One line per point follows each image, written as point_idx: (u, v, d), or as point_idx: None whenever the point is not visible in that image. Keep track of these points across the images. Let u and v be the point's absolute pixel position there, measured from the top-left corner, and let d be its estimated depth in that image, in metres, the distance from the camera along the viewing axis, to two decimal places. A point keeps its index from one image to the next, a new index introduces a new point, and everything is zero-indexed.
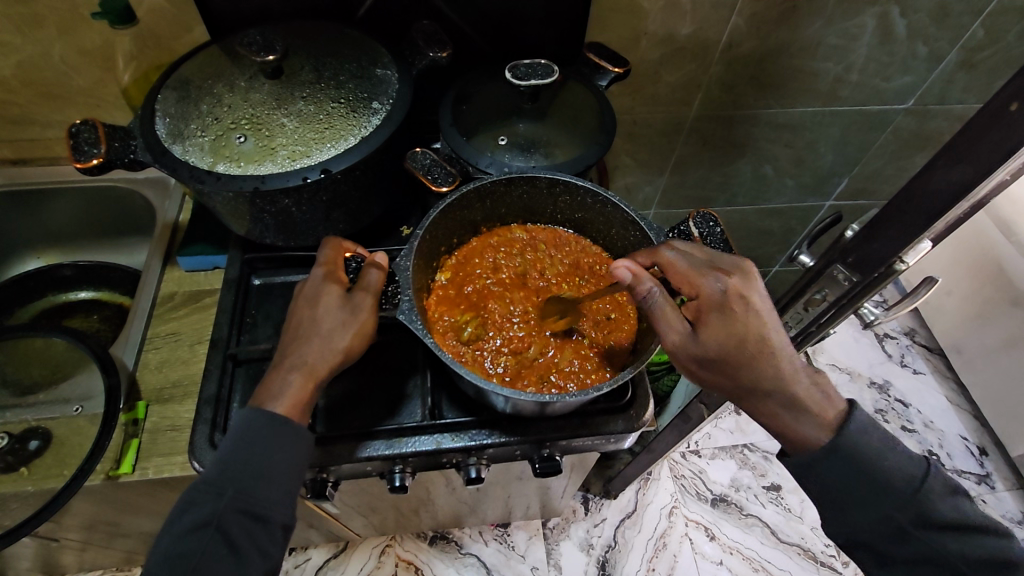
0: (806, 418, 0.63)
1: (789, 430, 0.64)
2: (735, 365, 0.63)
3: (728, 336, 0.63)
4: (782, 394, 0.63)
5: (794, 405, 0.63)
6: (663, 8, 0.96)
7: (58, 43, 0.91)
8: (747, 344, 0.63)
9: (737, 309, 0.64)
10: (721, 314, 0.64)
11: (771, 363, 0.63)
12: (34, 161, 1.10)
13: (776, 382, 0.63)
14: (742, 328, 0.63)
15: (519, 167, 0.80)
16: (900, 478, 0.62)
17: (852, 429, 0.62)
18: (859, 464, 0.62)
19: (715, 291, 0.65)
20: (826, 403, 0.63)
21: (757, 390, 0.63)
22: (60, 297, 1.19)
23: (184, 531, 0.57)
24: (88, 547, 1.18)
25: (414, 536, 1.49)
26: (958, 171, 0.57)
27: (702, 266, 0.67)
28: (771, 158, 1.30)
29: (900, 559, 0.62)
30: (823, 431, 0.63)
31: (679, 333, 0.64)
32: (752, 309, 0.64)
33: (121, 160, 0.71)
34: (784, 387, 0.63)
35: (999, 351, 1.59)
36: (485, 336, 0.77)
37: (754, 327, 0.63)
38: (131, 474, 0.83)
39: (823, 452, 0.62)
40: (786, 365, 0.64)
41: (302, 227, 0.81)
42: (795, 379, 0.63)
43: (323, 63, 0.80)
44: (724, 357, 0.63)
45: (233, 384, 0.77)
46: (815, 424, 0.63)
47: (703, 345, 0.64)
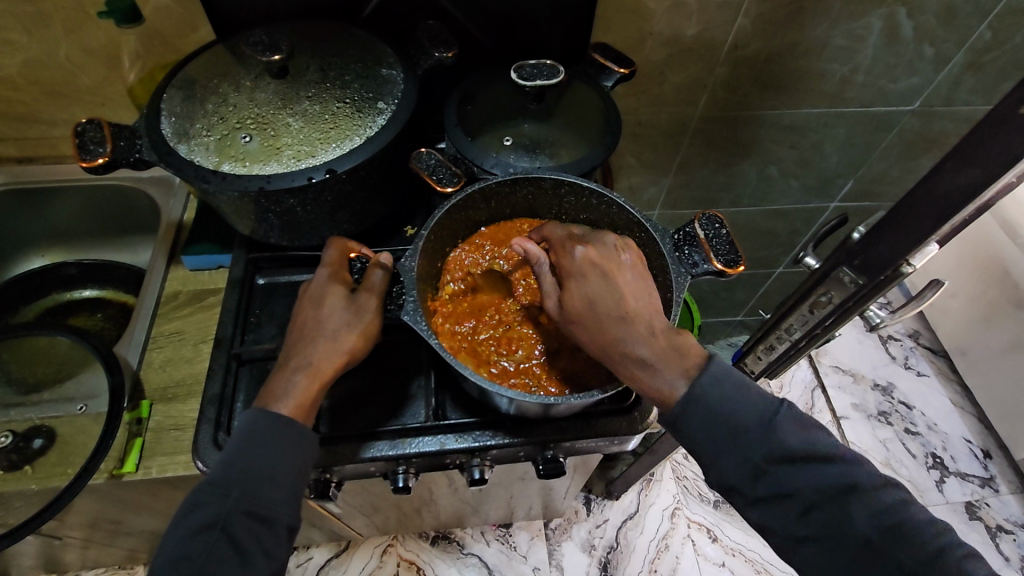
0: (662, 374, 0.63)
1: (652, 387, 0.63)
2: (596, 328, 0.65)
3: (586, 300, 0.65)
4: (637, 353, 0.63)
5: (654, 362, 0.63)
6: (669, 7, 0.95)
7: (63, 41, 0.91)
8: (606, 305, 0.65)
9: (594, 274, 0.66)
10: (580, 279, 0.66)
11: (628, 324, 0.64)
12: (39, 160, 1.11)
13: (631, 341, 0.64)
14: (601, 291, 0.65)
15: (524, 168, 0.80)
16: (745, 416, 0.62)
17: (707, 379, 0.63)
18: (710, 407, 0.62)
19: (576, 257, 0.68)
20: (684, 360, 0.64)
21: (618, 350, 0.64)
22: (64, 296, 1.19)
23: (190, 532, 0.57)
24: (91, 545, 1.18)
25: (416, 536, 1.49)
26: (966, 173, 0.57)
27: (568, 238, 0.71)
28: (776, 159, 1.30)
29: (759, 499, 0.61)
30: (681, 380, 0.63)
31: (552, 305, 0.69)
32: (607, 274, 0.66)
33: (127, 159, 0.71)
34: (644, 346, 0.63)
35: (1003, 354, 1.59)
36: (481, 327, 0.77)
37: (609, 290, 0.65)
38: (135, 473, 0.83)
39: (685, 402, 0.62)
40: (641, 327, 0.64)
41: (307, 226, 0.81)
42: (655, 337, 0.64)
43: (329, 63, 0.80)
44: (581, 319, 0.65)
45: (237, 384, 0.77)
46: (672, 377, 0.63)
47: (568, 311, 0.66)
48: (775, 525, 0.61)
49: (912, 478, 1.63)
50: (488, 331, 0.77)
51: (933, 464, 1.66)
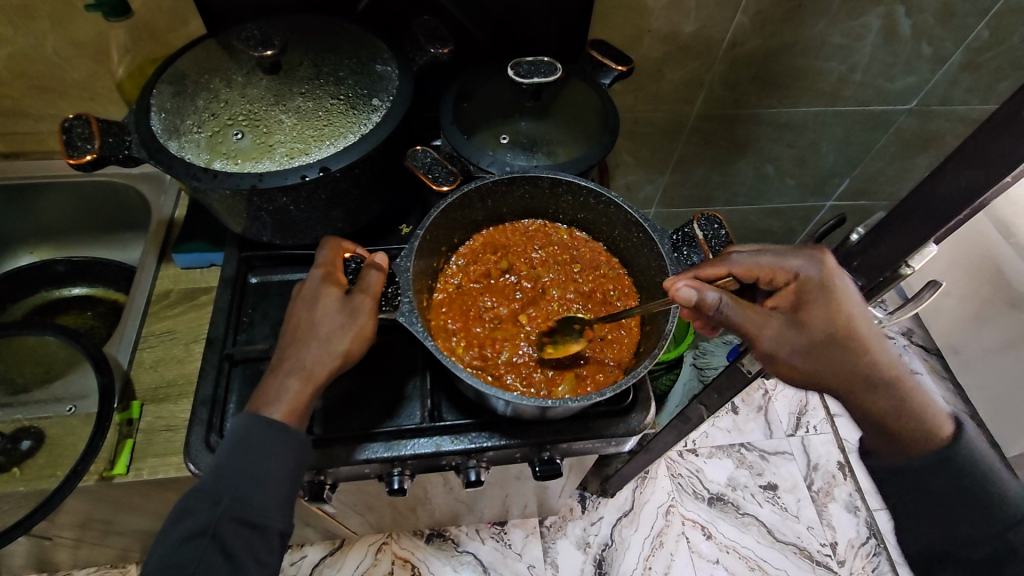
0: (930, 420, 0.61)
1: (913, 430, 0.62)
2: (840, 353, 0.62)
3: (833, 324, 0.62)
4: (893, 392, 0.62)
5: (910, 404, 0.62)
6: (667, 5, 0.94)
7: (50, 35, 0.89)
8: (852, 328, 0.62)
9: (833, 292, 0.63)
10: (817, 304, 0.63)
11: (879, 354, 0.63)
12: (27, 155, 1.09)
13: (882, 377, 0.62)
14: (843, 314, 0.62)
15: (520, 166, 0.79)
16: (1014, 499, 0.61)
17: (966, 436, 0.62)
18: (972, 472, 0.61)
19: (804, 277, 0.64)
20: (938, 413, 0.62)
21: (867, 378, 0.62)
22: (53, 294, 1.17)
23: (179, 540, 0.56)
24: (81, 544, 1.17)
25: (411, 534, 1.48)
26: (967, 175, 0.57)
27: (776, 264, 0.65)
28: (773, 157, 1.29)
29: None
30: (945, 429, 0.62)
31: (778, 332, 0.63)
32: (843, 291, 0.63)
33: (115, 156, 0.69)
34: (889, 382, 0.62)
35: (996, 352, 1.59)
36: (473, 324, 0.77)
37: (849, 312, 0.62)
38: (125, 475, 0.82)
39: (945, 454, 0.61)
40: (879, 358, 0.62)
41: (301, 225, 0.80)
42: (898, 373, 0.63)
43: (322, 58, 0.79)
44: (823, 347, 0.62)
45: (230, 385, 0.76)
46: (932, 428, 0.62)
47: (812, 337, 0.63)
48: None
49: None
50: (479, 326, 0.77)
51: None
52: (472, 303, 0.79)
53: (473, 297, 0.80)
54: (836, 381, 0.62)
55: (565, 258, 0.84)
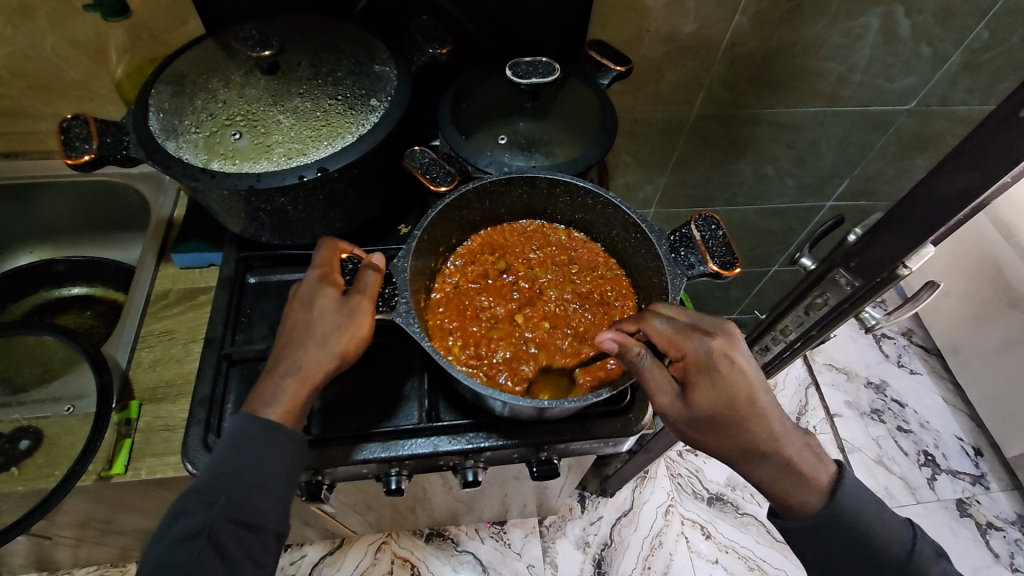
0: (802, 487, 0.64)
1: (783, 495, 0.65)
2: (721, 429, 0.63)
3: (722, 406, 0.62)
4: (773, 462, 0.64)
5: (788, 471, 0.64)
6: (666, 5, 0.94)
7: (50, 35, 0.89)
8: (739, 410, 0.62)
9: (727, 375, 0.61)
10: (713, 381, 0.62)
11: (766, 428, 0.64)
12: (26, 155, 1.09)
13: (767, 448, 0.64)
14: (733, 395, 0.62)
15: (519, 166, 0.79)
16: (893, 542, 0.64)
17: (845, 494, 0.65)
18: (858, 530, 0.64)
19: (706, 352, 0.62)
20: (818, 476, 0.65)
21: (748, 450, 0.64)
22: (52, 293, 1.17)
23: (175, 541, 0.56)
24: (81, 544, 1.17)
25: (410, 534, 1.49)
26: (964, 176, 0.57)
27: (686, 328, 0.63)
28: (772, 158, 1.29)
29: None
30: (816, 494, 0.64)
31: (671, 402, 0.62)
32: (740, 374, 0.62)
33: (114, 156, 0.69)
34: (771, 454, 0.64)
35: (996, 352, 1.59)
36: (471, 325, 0.77)
37: (747, 389, 0.62)
38: (123, 475, 0.82)
39: (817, 518, 0.64)
40: (772, 428, 0.64)
41: (299, 226, 0.80)
42: (784, 444, 0.64)
43: (320, 59, 0.79)
44: (713, 421, 0.62)
45: (227, 385, 0.76)
46: (810, 490, 0.64)
47: (697, 413, 0.62)
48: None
49: (904, 476, 1.64)
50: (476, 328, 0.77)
51: (925, 462, 1.67)
52: (470, 303, 0.79)
53: (470, 297, 0.80)
54: (714, 450, 0.65)
55: (563, 259, 0.84)
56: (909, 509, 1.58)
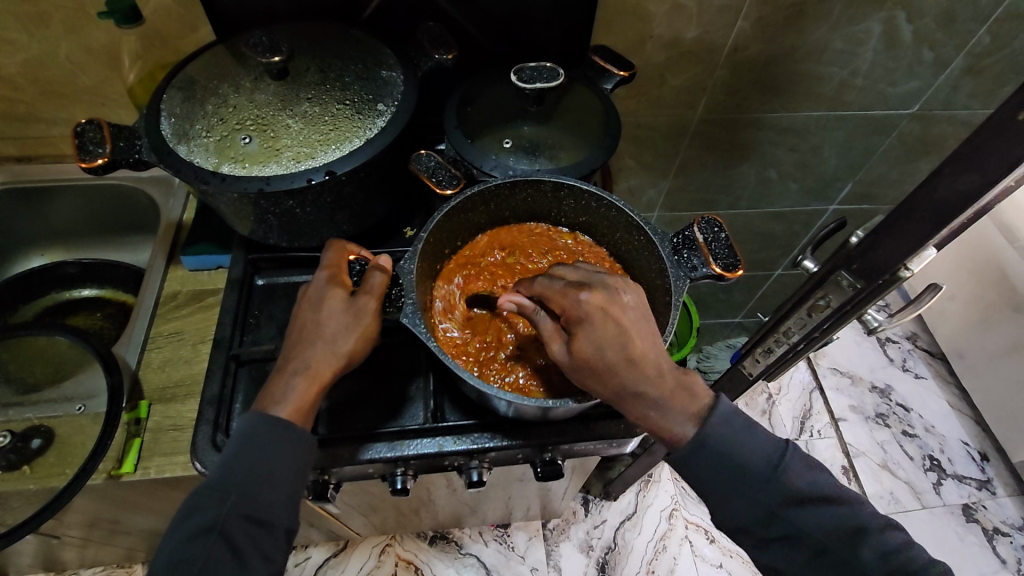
0: (674, 416, 0.62)
1: (658, 428, 0.63)
2: (601, 377, 0.61)
3: (596, 352, 0.61)
4: (651, 400, 0.61)
5: (661, 410, 0.62)
6: (669, 10, 0.95)
7: (63, 41, 0.91)
8: (615, 356, 0.60)
9: (605, 323, 0.61)
10: (588, 328, 0.61)
11: (642, 370, 0.61)
12: (38, 159, 1.11)
13: (645, 388, 0.61)
14: (609, 343, 0.61)
15: (523, 170, 0.80)
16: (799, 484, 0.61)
17: (716, 422, 0.62)
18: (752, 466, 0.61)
19: (579, 304, 0.62)
20: (693, 409, 0.62)
21: (626, 395, 0.61)
22: (63, 295, 1.19)
23: (188, 536, 0.57)
24: (88, 544, 1.19)
25: (414, 536, 1.49)
26: (965, 179, 0.57)
27: (567, 284, 0.65)
28: (775, 162, 1.30)
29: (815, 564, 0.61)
30: (688, 426, 0.61)
31: (556, 350, 0.64)
32: (620, 324, 0.61)
33: (126, 159, 0.71)
34: (649, 395, 0.61)
35: (1001, 356, 1.59)
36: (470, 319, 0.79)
37: (623, 334, 0.61)
38: (133, 474, 0.83)
39: (690, 449, 0.62)
40: (651, 370, 0.61)
41: (307, 228, 0.81)
42: (664, 384, 0.61)
43: (328, 64, 0.80)
44: (592, 368, 0.61)
45: (236, 385, 0.77)
46: (681, 420, 0.62)
47: (576, 360, 0.62)
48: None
49: (910, 480, 1.63)
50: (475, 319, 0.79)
51: (930, 466, 1.67)
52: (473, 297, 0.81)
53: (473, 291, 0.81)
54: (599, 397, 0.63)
55: (570, 261, 0.84)
56: (914, 514, 1.58)
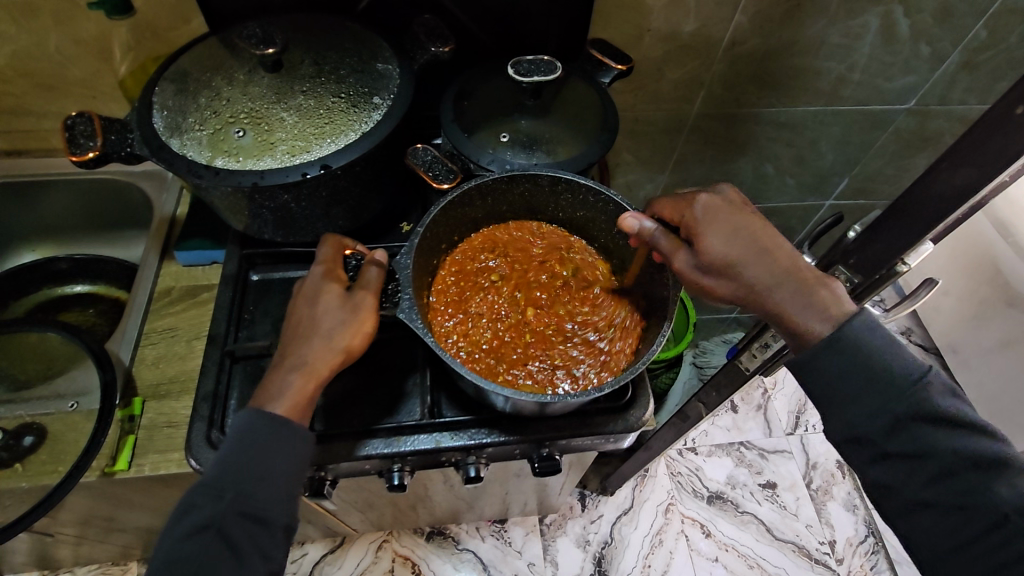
0: (811, 311, 0.63)
1: (796, 322, 0.63)
2: (734, 271, 0.66)
3: (721, 248, 0.66)
4: (785, 296, 0.64)
5: (800, 299, 0.63)
6: (667, 4, 0.95)
7: (53, 33, 0.89)
8: (745, 247, 0.67)
9: (725, 222, 0.68)
10: (711, 229, 0.68)
11: (767, 265, 0.65)
12: (28, 153, 1.09)
13: (776, 285, 0.64)
14: (736, 236, 0.67)
15: (520, 164, 0.79)
16: (897, 368, 0.58)
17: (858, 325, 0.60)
18: (856, 350, 0.59)
19: (698, 210, 0.70)
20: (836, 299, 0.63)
21: (759, 289, 0.65)
22: (56, 291, 1.17)
23: (185, 534, 0.56)
24: (83, 541, 1.18)
25: (411, 532, 1.49)
26: (962, 173, 0.57)
27: (682, 199, 0.72)
28: (772, 157, 1.30)
29: (894, 454, 0.58)
30: (828, 315, 0.62)
31: (683, 257, 0.68)
32: (739, 224, 0.68)
33: (118, 153, 0.70)
34: (785, 287, 0.64)
35: (996, 351, 1.60)
36: (468, 309, 0.79)
37: (744, 233, 0.67)
38: (127, 471, 0.82)
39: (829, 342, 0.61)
40: (780, 265, 0.65)
41: (301, 223, 0.80)
42: (800, 275, 0.64)
43: (323, 57, 0.79)
44: (721, 265, 0.66)
45: (231, 381, 0.76)
46: (820, 318, 0.62)
47: (705, 259, 0.67)
48: (901, 484, 0.58)
49: None
50: (474, 309, 0.79)
51: None
52: (471, 287, 0.81)
53: (472, 281, 0.81)
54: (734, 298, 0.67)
55: (578, 268, 0.83)
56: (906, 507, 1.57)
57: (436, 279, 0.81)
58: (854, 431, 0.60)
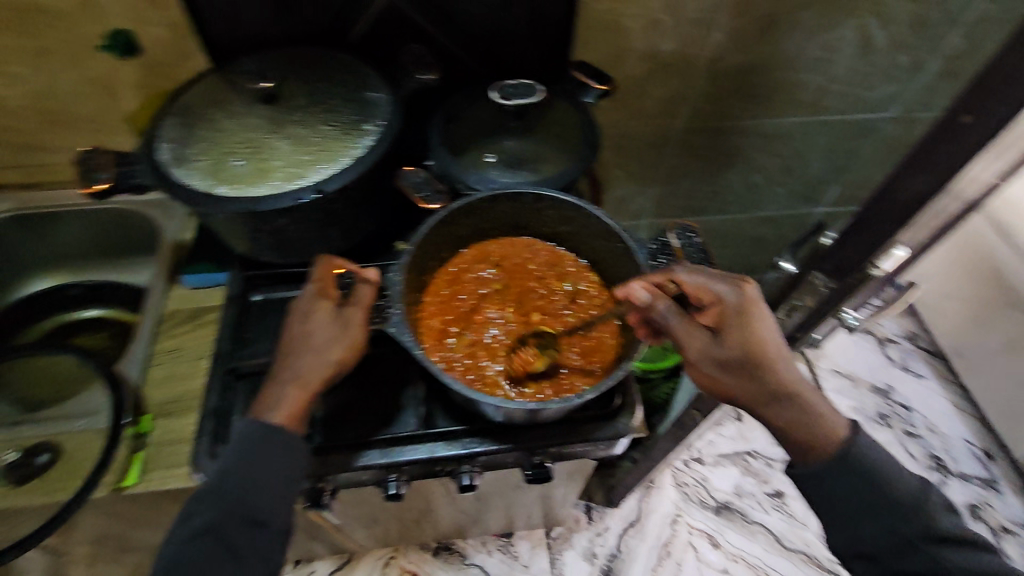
0: (816, 428, 0.66)
1: (797, 439, 0.66)
2: (754, 372, 0.66)
3: (744, 349, 0.66)
4: (791, 406, 0.66)
5: (805, 414, 0.66)
6: (646, 25, 0.99)
7: (66, 73, 0.95)
8: (763, 351, 0.66)
9: (753, 319, 0.67)
10: (739, 326, 0.66)
11: (785, 373, 0.66)
12: (42, 186, 1.15)
13: (786, 393, 0.66)
14: (761, 343, 0.66)
15: (505, 183, 0.83)
16: (905, 490, 0.65)
17: (862, 446, 0.65)
18: (868, 470, 0.65)
19: (730, 299, 0.67)
20: (838, 421, 0.66)
21: (771, 397, 0.66)
22: (68, 316, 1.23)
23: (189, 536, 0.60)
24: (98, 560, 1.21)
25: (418, 547, 1.51)
26: (922, 180, 0.59)
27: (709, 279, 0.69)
28: (761, 167, 1.32)
29: (904, 572, 0.63)
30: (831, 440, 0.65)
31: (694, 345, 0.67)
32: (765, 322, 0.67)
33: (127, 184, 0.76)
34: (792, 401, 0.66)
35: (1000, 354, 1.60)
36: (458, 316, 0.83)
37: (765, 333, 0.66)
38: (137, 486, 0.86)
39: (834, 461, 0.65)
40: (796, 375, 0.67)
41: (300, 244, 0.84)
42: (808, 394, 0.66)
43: (317, 88, 0.84)
44: (741, 364, 0.66)
45: (234, 397, 0.80)
46: (827, 436, 0.66)
47: (722, 356, 0.66)
48: None
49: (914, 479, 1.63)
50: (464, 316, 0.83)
51: (934, 466, 1.67)
52: (463, 295, 0.85)
53: (465, 289, 0.85)
54: (740, 395, 0.67)
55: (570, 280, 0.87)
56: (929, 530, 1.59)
57: (429, 290, 0.84)
58: (861, 546, 0.65)
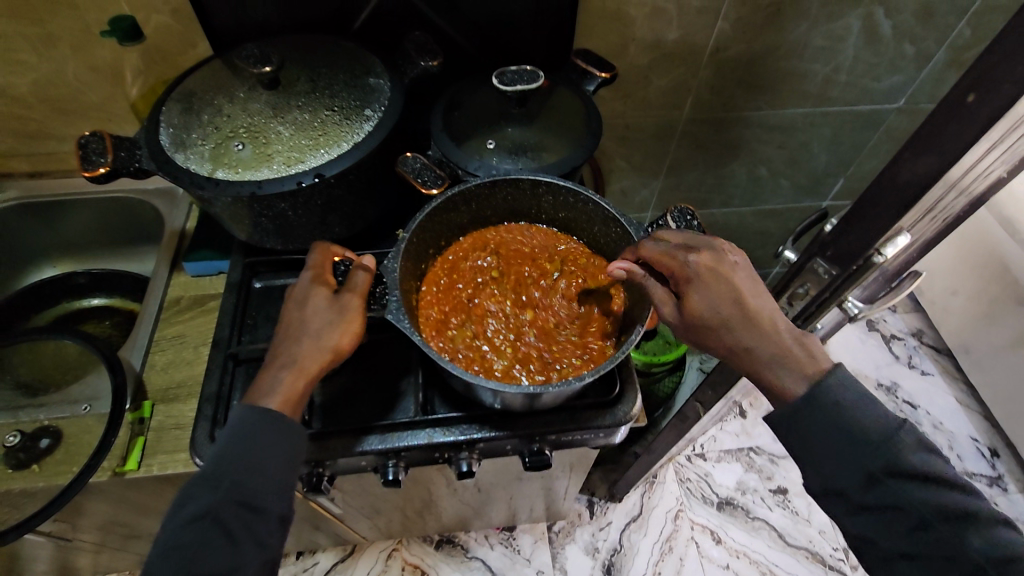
0: (788, 373, 0.63)
1: (773, 386, 0.64)
2: (720, 330, 0.65)
3: (705, 307, 0.65)
4: (761, 355, 0.64)
5: (775, 362, 0.63)
6: (649, 14, 0.98)
7: (70, 61, 0.96)
8: (726, 309, 0.65)
9: (713, 280, 0.66)
10: (698, 286, 0.66)
11: (754, 327, 0.65)
12: (47, 175, 1.16)
13: (754, 345, 0.64)
14: (721, 300, 0.65)
15: (505, 170, 0.83)
16: (871, 425, 0.59)
17: (830, 384, 0.61)
18: (829, 404, 0.60)
19: (688, 265, 0.67)
20: (812, 361, 0.63)
21: (739, 350, 0.65)
22: (74, 304, 1.23)
23: (184, 522, 0.59)
24: (103, 549, 1.22)
25: (420, 540, 1.51)
26: (925, 162, 0.58)
27: (672, 246, 0.69)
28: (765, 159, 1.32)
29: (869, 506, 0.59)
30: (802, 380, 0.62)
31: (667, 312, 0.69)
32: (728, 281, 0.66)
33: (127, 168, 0.74)
34: (763, 352, 0.64)
35: (1006, 350, 1.58)
36: (457, 310, 0.82)
37: (726, 292, 0.65)
38: (136, 471, 0.86)
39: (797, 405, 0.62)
40: (767, 326, 0.65)
41: (300, 231, 0.84)
42: (782, 344, 0.64)
43: (318, 74, 0.84)
44: (704, 323, 0.66)
45: (233, 382, 0.80)
46: (795, 377, 0.63)
47: (687, 317, 0.67)
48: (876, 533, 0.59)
49: None
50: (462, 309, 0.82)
51: None
52: (461, 286, 0.84)
53: (463, 280, 0.84)
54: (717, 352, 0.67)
55: (568, 262, 0.87)
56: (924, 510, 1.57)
57: (428, 279, 0.84)
58: None
